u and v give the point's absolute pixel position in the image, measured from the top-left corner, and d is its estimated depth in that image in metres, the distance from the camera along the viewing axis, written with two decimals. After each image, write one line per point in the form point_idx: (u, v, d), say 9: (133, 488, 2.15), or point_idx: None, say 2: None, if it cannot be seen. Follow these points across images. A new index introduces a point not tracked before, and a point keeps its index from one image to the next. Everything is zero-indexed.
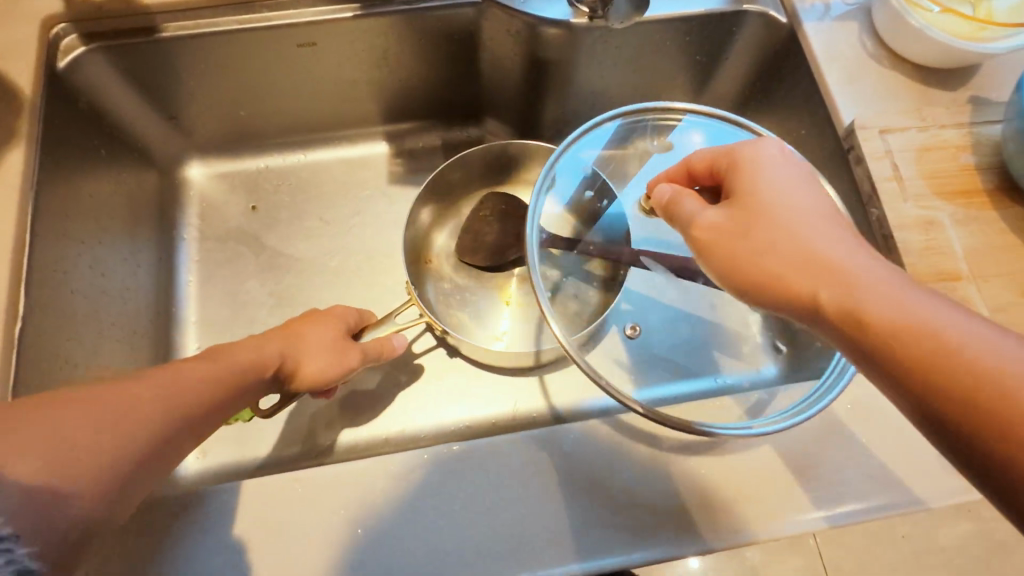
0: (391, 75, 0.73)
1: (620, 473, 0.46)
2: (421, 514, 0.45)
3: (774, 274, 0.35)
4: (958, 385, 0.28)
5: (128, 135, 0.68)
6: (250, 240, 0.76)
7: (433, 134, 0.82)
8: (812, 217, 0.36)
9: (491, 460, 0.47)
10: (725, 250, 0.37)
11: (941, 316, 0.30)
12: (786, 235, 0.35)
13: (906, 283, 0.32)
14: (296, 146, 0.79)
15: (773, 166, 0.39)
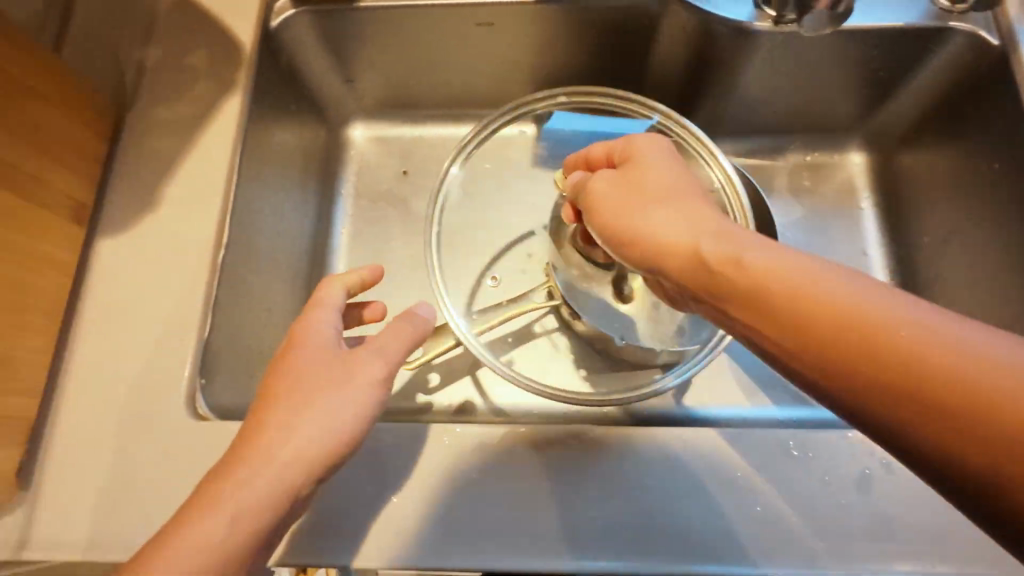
0: (556, 61, 0.74)
1: (680, 491, 0.47)
2: (486, 493, 0.48)
3: (663, 235, 0.39)
4: (871, 362, 0.30)
5: (312, 94, 0.74)
6: (399, 203, 0.81)
7: (580, 123, 0.83)
8: (675, 192, 0.42)
9: (560, 455, 0.49)
10: (620, 210, 0.42)
11: (832, 284, 0.33)
12: (662, 206, 0.41)
13: (777, 250, 0.36)
14: (450, 120, 0.83)
15: (652, 152, 0.45)
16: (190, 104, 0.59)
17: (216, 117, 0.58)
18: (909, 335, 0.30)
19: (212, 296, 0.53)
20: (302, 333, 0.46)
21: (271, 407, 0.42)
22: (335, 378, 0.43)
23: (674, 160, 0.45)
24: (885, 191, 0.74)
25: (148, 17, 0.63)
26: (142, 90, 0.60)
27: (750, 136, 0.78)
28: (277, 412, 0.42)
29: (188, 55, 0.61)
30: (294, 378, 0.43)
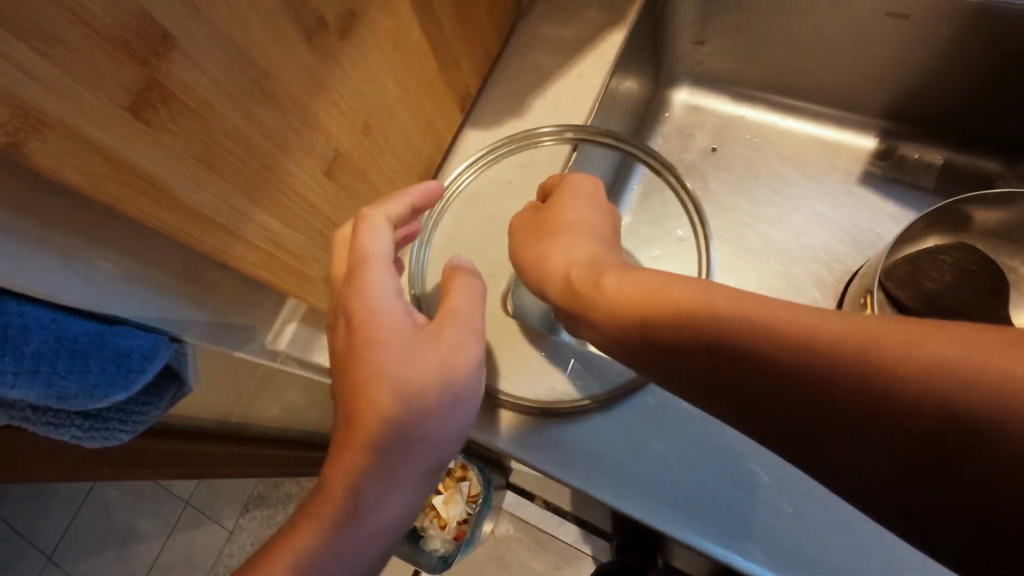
0: (954, 74, 0.65)
1: (835, 535, 0.45)
2: (646, 434, 0.48)
3: (633, 288, 0.38)
4: (861, 404, 0.28)
5: (662, 48, 0.73)
6: (699, 177, 0.78)
7: (938, 152, 0.72)
8: (582, 222, 0.47)
9: (730, 433, 0.48)
10: (540, 252, 0.46)
11: (761, 307, 0.32)
12: (566, 249, 0.45)
13: (709, 280, 0.35)
14: (781, 108, 0.78)
15: (568, 182, 0.51)
16: (578, 30, 0.61)
17: (598, 47, 0.59)
18: (859, 387, 0.28)
19: None
20: (371, 308, 0.41)
21: (361, 376, 0.40)
22: (428, 397, 0.40)
23: (594, 195, 0.50)
24: None
25: None
26: (537, 5, 0.63)
27: None
28: (376, 396, 0.40)
29: None
30: (384, 361, 0.40)
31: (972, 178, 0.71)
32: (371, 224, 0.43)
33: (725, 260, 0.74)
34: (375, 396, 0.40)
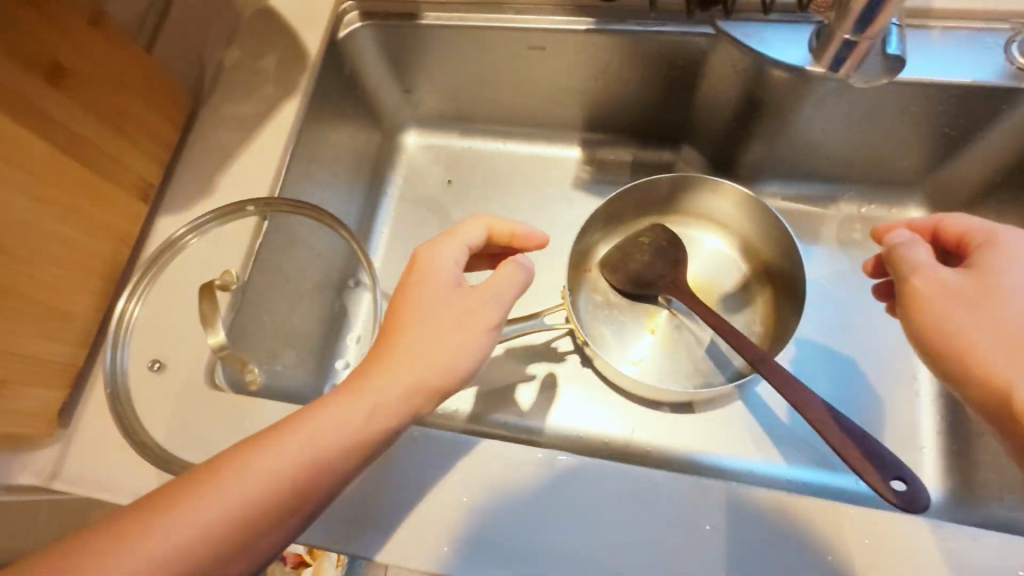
0: (605, 89, 0.75)
1: (679, 537, 0.46)
2: (485, 507, 0.47)
3: (954, 336, 0.45)
4: (993, 386, 0.42)
5: (371, 101, 0.79)
6: (439, 209, 0.85)
7: (628, 149, 0.83)
8: (1016, 294, 0.44)
9: (559, 474, 0.48)
10: (934, 312, 0.46)
11: (976, 335, 0.44)
12: (971, 341, 0.44)
13: (980, 325, 0.44)
14: (499, 135, 0.86)
15: (1022, 261, 0.46)
16: (255, 104, 0.65)
17: (273, 118, 0.64)
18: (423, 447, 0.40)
19: (246, 275, 0.59)
20: (414, 304, 0.47)
21: (391, 352, 0.46)
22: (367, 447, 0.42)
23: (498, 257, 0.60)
24: None
25: (233, 21, 0.70)
26: (218, 87, 0.66)
27: (799, 180, 0.76)
28: (322, 424, 0.41)
29: (259, 59, 0.67)
30: (412, 319, 0.47)
31: (656, 167, 0.83)
32: (450, 237, 0.51)
33: None
34: (416, 341, 0.46)
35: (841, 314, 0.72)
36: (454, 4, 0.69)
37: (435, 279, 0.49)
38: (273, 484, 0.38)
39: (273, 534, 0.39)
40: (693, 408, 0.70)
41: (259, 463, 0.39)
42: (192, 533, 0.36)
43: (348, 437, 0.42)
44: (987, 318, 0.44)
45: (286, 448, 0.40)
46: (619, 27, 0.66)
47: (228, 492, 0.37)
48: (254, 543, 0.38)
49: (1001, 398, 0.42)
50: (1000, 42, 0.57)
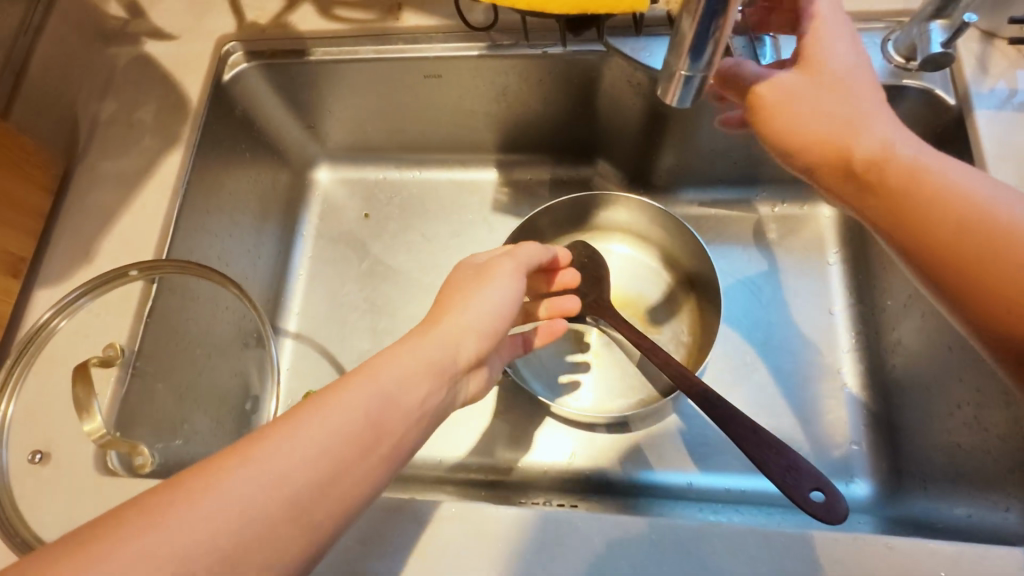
0: (510, 110, 0.73)
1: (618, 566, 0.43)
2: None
3: (810, 142, 0.43)
4: (938, 228, 0.38)
5: (273, 140, 0.75)
6: (358, 245, 0.80)
7: (546, 168, 0.81)
8: (855, 74, 0.44)
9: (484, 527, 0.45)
10: (782, 117, 0.45)
11: (987, 194, 0.38)
12: (802, 126, 0.44)
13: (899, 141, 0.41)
14: (413, 164, 0.83)
15: (828, 25, 0.45)
16: (135, 159, 0.63)
17: (156, 172, 0.62)
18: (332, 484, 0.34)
19: (135, 346, 0.55)
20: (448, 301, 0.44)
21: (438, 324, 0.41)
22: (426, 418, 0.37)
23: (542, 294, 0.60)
24: (855, 244, 0.70)
25: (108, 71, 0.67)
26: (96, 143, 0.64)
27: (714, 185, 0.76)
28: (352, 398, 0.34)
29: (137, 109, 0.65)
30: (459, 299, 0.43)
31: (576, 184, 0.80)
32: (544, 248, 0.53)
33: (397, 316, 0.76)
34: (459, 315, 0.42)
35: (756, 314, 0.70)
36: (341, 36, 0.67)
37: (463, 269, 0.48)
38: (332, 454, 0.32)
39: (331, 503, 0.32)
40: (632, 428, 0.67)
41: (314, 428, 0.32)
42: (261, 489, 0.30)
43: (404, 404, 0.36)
44: (824, 104, 0.43)
45: (339, 412, 0.33)
46: (511, 50, 0.65)
47: (277, 465, 0.30)
48: (319, 487, 0.31)
49: (843, 162, 0.43)
50: (876, 41, 0.58)
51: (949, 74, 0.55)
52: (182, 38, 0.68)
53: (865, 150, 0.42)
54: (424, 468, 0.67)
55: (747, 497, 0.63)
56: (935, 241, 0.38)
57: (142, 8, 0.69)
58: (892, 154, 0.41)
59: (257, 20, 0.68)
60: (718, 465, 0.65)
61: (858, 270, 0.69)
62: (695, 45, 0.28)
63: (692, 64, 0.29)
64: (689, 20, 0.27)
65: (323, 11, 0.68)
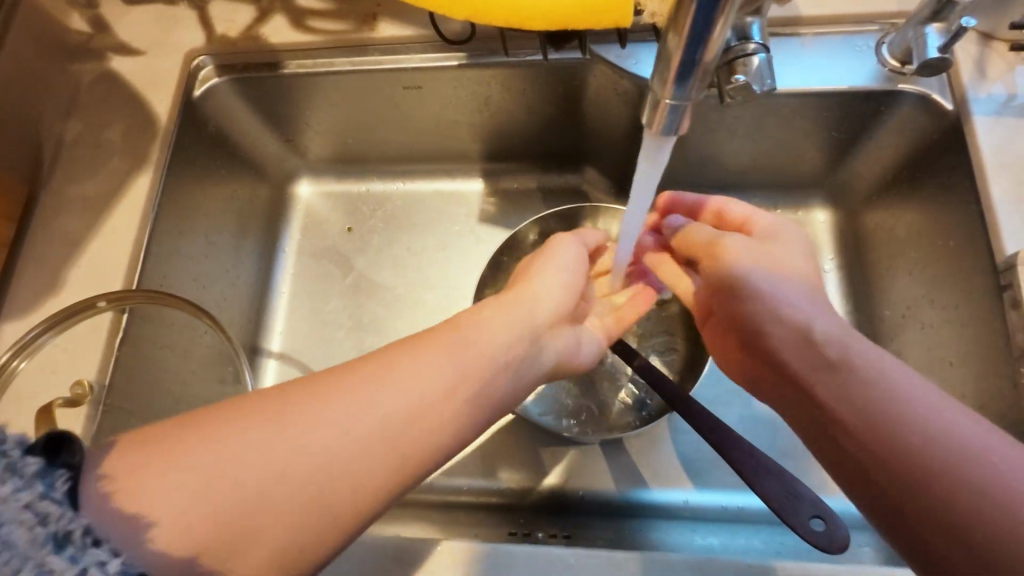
0: (494, 119, 0.71)
1: None
2: None
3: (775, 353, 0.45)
4: (867, 462, 0.38)
5: (249, 156, 0.73)
6: (341, 261, 0.77)
7: (533, 176, 0.78)
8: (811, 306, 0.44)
9: (468, 559, 0.44)
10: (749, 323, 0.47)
11: (897, 425, 0.37)
12: (771, 333, 0.45)
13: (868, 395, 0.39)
14: (397, 175, 0.80)
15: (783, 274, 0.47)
16: (102, 183, 0.60)
17: (125, 196, 0.60)
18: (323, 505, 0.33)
19: (106, 379, 0.52)
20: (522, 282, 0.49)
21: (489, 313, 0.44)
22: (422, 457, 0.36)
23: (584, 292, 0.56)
24: (851, 252, 0.66)
25: (73, 88, 0.64)
26: (62, 167, 0.61)
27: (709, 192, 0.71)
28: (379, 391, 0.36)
29: (105, 129, 0.63)
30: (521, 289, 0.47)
31: (565, 192, 0.78)
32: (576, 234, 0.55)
33: (382, 334, 0.73)
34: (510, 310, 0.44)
35: None
36: (316, 48, 0.65)
37: (531, 260, 0.53)
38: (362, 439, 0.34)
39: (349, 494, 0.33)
40: (626, 445, 0.65)
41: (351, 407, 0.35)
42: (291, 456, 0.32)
43: (437, 403, 0.37)
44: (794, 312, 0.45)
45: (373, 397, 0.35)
46: (492, 59, 0.62)
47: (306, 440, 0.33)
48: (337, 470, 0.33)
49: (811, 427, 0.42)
50: (871, 44, 0.56)
51: (946, 78, 0.53)
52: (149, 53, 0.65)
53: (824, 400, 0.41)
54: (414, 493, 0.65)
55: (743, 515, 0.61)
56: (858, 446, 0.38)
57: (107, 21, 0.66)
58: (843, 415, 0.39)
59: (227, 33, 0.65)
60: (714, 482, 0.63)
61: (856, 277, 0.65)
62: (681, 73, 0.26)
63: (679, 93, 0.27)
64: (675, 45, 0.25)
65: (296, 22, 0.65)
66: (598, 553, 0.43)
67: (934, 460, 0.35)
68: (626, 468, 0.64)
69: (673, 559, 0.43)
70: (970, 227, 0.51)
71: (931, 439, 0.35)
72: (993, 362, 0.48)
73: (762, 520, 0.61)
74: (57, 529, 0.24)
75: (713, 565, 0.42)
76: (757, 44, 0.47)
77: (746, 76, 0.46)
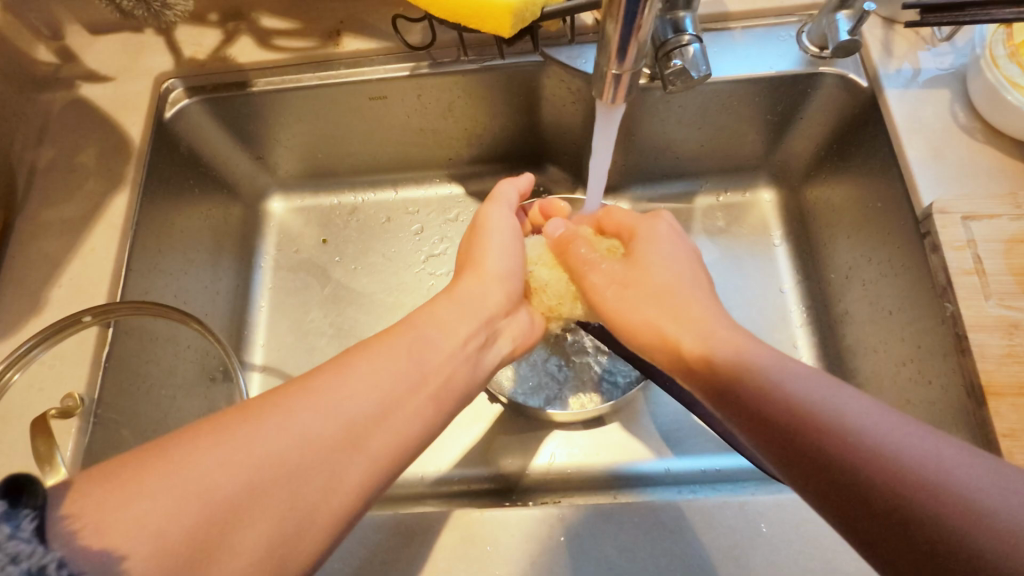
0: (457, 125, 0.74)
1: (603, 548, 0.45)
2: None
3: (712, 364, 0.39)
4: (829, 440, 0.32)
5: (221, 174, 0.74)
6: (319, 272, 0.79)
7: (499, 178, 0.82)
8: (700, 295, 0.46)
9: (462, 528, 0.46)
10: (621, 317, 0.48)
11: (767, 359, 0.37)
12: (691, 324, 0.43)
13: (837, 386, 0.34)
14: (367, 186, 0.83)
15: (665, 243, 0.51)
16: (78, 205, 0.62)
17: (103, 216, 0.61)
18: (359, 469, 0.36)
19: (95, 393, 0.53)
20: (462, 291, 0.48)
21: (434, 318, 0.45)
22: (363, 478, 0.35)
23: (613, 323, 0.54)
24: (796, 224, 0.72)
25: (43, 118, 0.66)
26: (37, 192, 0.62)
27: (665, 179, 0.75)
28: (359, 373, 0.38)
29: (79, 153, 0.64)
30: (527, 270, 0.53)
31: (530, 191, 0.82)
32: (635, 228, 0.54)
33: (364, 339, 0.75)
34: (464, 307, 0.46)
35: (718, 298, 0.70)
36: (283, 65, 0.68)
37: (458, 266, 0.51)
38: (355, 412, 0.35)
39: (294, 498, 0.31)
40: (605, 420, 0.69)
41: (353, 385, 0.37)
42: (222, 469, 0.30)
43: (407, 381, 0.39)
44: (642, 299, 0.48)
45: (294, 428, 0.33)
46: (453, 66, 0.67)
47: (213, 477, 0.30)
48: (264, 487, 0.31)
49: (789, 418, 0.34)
50: (792, 33, 0.62)
51: (859, 59, 0.60)
52: (118, 79, 0.67)
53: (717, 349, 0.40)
54: (408, 488, 0.67)
55: (723, 475, 0.65)
56: (812, 461, 0.32)
57: (74, 51, 0.68)
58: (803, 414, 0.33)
59: (196, 56, 0.68)
60: (694, 448, 0.67)
61: (803, 249, 0.71)
62: (622, 47, 0.31)
63: (620, 64, 0.32)
64: (611, 23, 0.30)
65: (262, 42, 0.68)
66: (590, 510, 0.46)
67: (884, 434, 0.31)
68: (608, 443, 0.67)
69: (660, 507, 0.46)
70: (893, 189, 0.57)
71: (934, 470, 0.29)
72: (923, 304, 0.53)
73: (743, 477, 0.65)
74: (32, 564, 0.22)
75: (694, 505, 0.46)
76: (690, 35, 0.52)
77: (682, 61, 0.52)
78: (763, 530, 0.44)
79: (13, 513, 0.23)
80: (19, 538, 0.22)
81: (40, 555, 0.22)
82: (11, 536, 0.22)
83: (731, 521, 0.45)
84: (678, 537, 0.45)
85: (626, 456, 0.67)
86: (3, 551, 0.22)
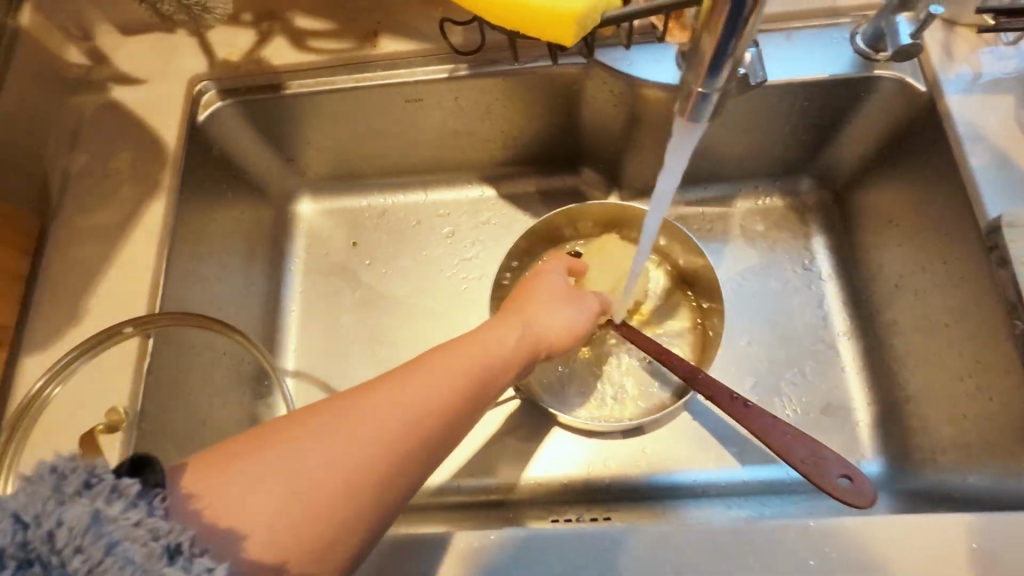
0: (493, 127, 0.73)
1: (663, 570, 0.44)
2: None
3: None
4: None
5: (253, 177, 0.73)
6: (350, 276, 0.78)
7: (532, 180, 0.81)
8: None
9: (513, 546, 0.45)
10: None
11: None
12: None
13: None
14: (396, 188, 0.81)
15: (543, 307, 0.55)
16: (115, 212, 0.61)
17: (140, 223, 0.60)
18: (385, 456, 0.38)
19: (139, 406, 0.52)
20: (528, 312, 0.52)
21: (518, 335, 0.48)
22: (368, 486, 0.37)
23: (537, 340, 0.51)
24: (840, 229, 0.70)
25: (75, 122, 0.65)
26: (70, 199, 0.61)
27: (704, 181, 0.74)
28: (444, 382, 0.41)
29: (113, 158, 0.63)
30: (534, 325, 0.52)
31: (563, 193, 0.80)
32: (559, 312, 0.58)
33: (397, 347, 0.74)
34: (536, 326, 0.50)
35: (754, 307, 0.69)
36: (318, 68, 0.66)
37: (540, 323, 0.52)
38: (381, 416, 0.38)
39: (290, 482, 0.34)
40: (643, 430, 0.67)
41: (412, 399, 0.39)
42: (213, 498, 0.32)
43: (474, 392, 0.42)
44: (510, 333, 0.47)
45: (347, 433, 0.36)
46: (494, 68, 0.65)
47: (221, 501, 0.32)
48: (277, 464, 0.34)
49: None
50: (846, 35, 0.61)
51: (917, 63, 0.58)
52: (151, 81, 0.66)
53: None
54: (446, 496, 0.66)
55: (767, 487, 0.64)
56: None
57: (104, 53, 0.67)
58: None
59: (229, 57, 0.66)
60: (736, 458, 0.66)
61: (847, 257, 0.69)
62: (714, 63, 0.29)
63: (710, 83, 0.30)
64: (709, 40, 0.28)
65: (296, 44, 0.67)
66: (646, 530, 0.45)
67: None
68: (649, 452, 0.66)
69: (721, 527, 0.45)
70: (953, 196, 0.55)
71: None
72: (986, 319, 0.52)
73: (787, 489, 0.64)
74: (169, 541, 0.27)
75: (754, 529, 0.45)
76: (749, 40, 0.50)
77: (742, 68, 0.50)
78: (828, 552, 0.43)
79: (148, 492, 0.29)
80: (155, 514, 0.28)
81: (175, 533, 0.28)
82: (150, 514, 0.28)
83: (794, 545, 0.44)
84: (739, 562, 0.44)
85: (669, 465, 0.66)
86: (145, 528, 0.27)
